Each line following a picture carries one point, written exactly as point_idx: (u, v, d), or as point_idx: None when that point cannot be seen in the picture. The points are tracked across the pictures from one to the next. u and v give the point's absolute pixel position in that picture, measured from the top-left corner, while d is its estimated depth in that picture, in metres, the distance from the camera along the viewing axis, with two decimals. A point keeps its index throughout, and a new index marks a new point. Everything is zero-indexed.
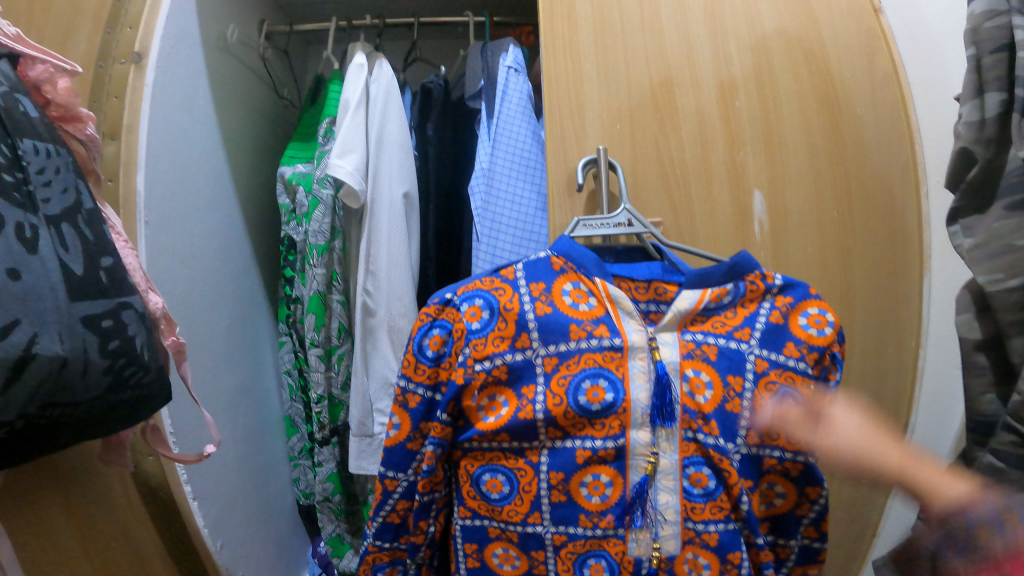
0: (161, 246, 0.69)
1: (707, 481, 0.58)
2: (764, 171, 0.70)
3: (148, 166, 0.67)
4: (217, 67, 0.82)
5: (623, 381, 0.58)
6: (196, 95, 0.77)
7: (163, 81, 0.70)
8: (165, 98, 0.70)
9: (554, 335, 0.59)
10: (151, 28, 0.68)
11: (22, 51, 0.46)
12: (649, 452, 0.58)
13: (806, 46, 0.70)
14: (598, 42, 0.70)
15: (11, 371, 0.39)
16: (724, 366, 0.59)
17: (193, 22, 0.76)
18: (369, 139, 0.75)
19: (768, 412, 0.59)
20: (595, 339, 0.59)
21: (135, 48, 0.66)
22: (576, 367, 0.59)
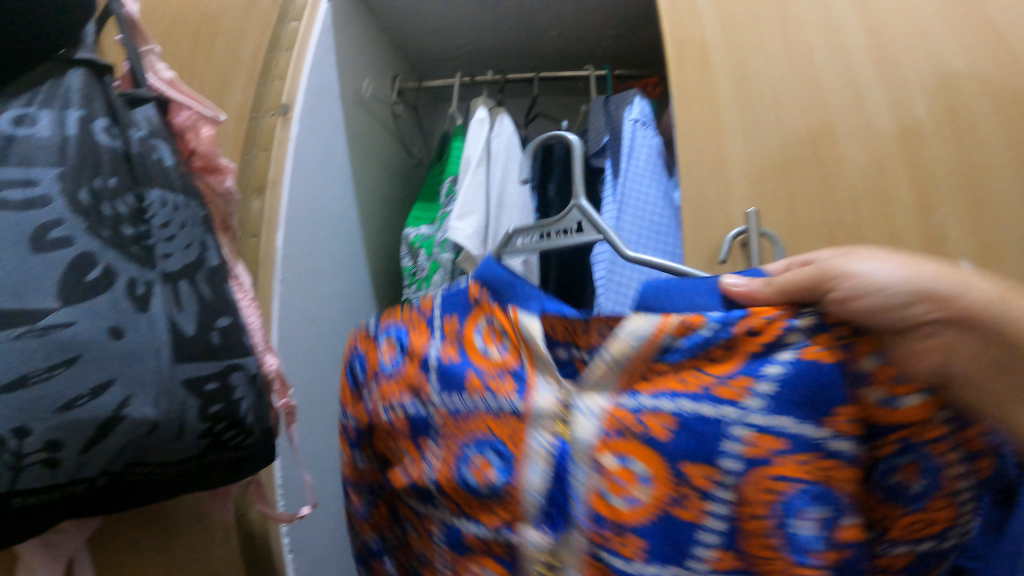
0: (294, 298, 0.69)
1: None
2: (967, 235, 0.56)
3: (289, 221, 0.68)
4: (353, 121, 0.85)
5: (515, 458, 0.38)
6: (334, 149, 0.79)
7: (306, 133, 0.72)
8: (308, 151, 0.72)
9: (463, 388, 0.41)
10: (298, 80, 0.70)
11: (172, 96, 0.42)
12: (591, 531, 0.34)
13: (1016, 80, 0.57)
14: (737, 87, 0.62)
15: (97, 433, 0.31)
16: (683, 444, 0.32)
17: (334, 77, 0.79)
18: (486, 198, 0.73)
19: (768, 522, 0.29)
20: (496, 398, 0.39)
21: (282, 99, 0.69)
22: (464, 429, 0.41)
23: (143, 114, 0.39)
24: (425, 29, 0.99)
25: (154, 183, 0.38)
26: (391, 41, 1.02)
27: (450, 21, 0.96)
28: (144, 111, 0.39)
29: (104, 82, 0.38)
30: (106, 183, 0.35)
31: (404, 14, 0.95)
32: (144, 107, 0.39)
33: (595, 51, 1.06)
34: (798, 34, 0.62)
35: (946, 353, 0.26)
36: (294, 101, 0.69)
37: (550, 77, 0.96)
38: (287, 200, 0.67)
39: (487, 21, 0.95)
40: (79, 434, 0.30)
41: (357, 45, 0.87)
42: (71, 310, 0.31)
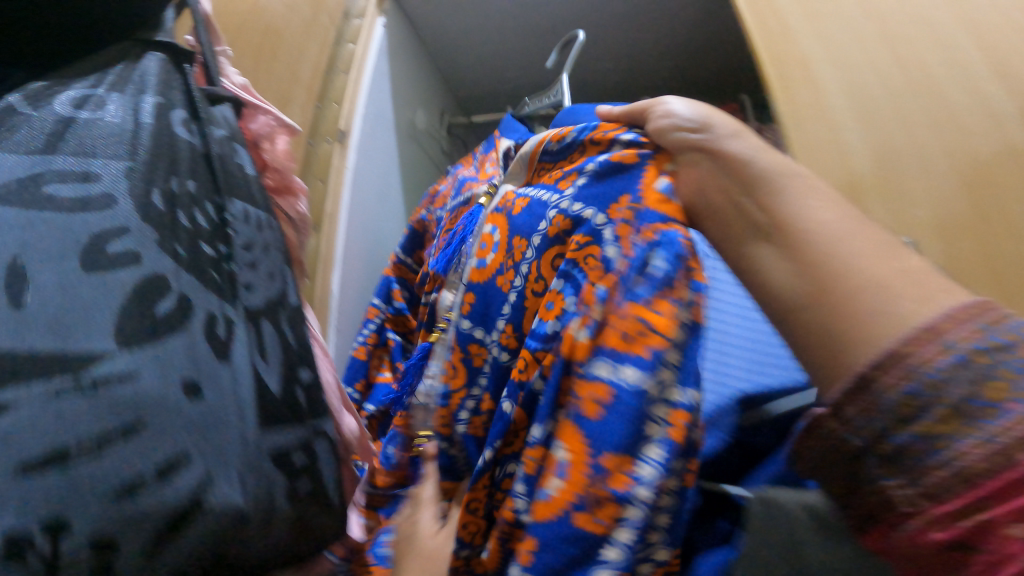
0: (347, 343, 0.61)
1: (614, 550, 0.28)
2: None
3: (345, 263, 0.61)
4: (407, 154, 0.80)
5: (581, 251, 0.37)
6: (387, 181, 0.73)
7: (363, 164, 0.66)
8: (363, 182, 0.66)
9: (545, 205, 0.42)
10: (355, 106, 0.66)
11: (248, 99, 0.37)
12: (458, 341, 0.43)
13: None
14: (855, 106, 0.53)
15: (167, 528, 0.22)
16: (637, 292, 0.32)
17: (390, 106, 0.75)
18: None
19: (619, 346, 0.31)
20: (585, 207, 0.38)
21: (340, 125, 0.63)
22: (541, 256, 0.40)
23: (222, 112, 0.33)
24: (475, 63, 0.95)
25: (235, 194, 0.32)
26: (439, 75, 0.98)
27: (503, 53, 0.92)
28: (222, 111, 0.34)
29: (182, 73, 0.33)
30: (184, 187, 0.28)
31: (456, 47, 0.91)
32: (222, 108, 0.34)
33: (646, 84, 1.02)
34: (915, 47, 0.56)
35: (726, 213, 0.29)
36: (351, 128, 0.64)
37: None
38: (341, 233, 0.60)
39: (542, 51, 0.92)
40: (138, 531, 0.22)
41: (410, 74, 0.82)
42: (136, 353, 0.23)
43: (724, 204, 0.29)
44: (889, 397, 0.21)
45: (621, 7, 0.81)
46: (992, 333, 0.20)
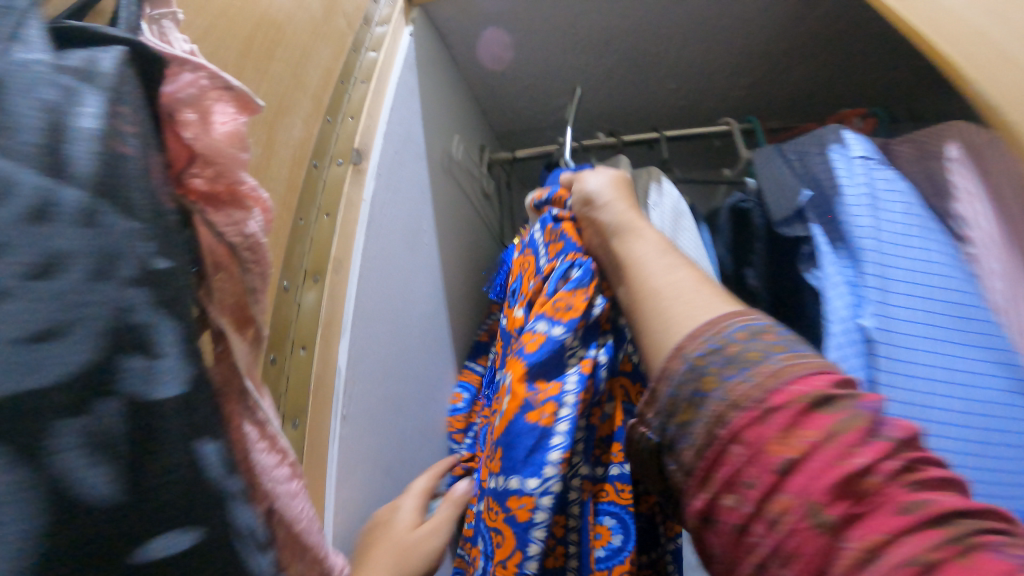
0: (360, 437, 0.44)
1: (539, 513, 0.38)
2: None
3: (359, 327, 0.44)
4: (443, 189, 0.65)
5: (546, 270, 0.50)
6: (420, 223, 0.57)
7: (386, 196, 0.51)
8: (387, 221, 0.51)
9: (546, 243, 0.52)
10: (375, 121, 0.52)
11: (163, 47, 0.22)
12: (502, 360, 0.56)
13: None
14: None
15: None
16: (539, 361, 0.42)
17: (421, 129, 0.60)
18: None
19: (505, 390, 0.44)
20: (546, 255, 0.51)
21: (355, 144, 0.49)
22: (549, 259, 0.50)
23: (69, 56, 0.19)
24: (520, 90, 0.82)
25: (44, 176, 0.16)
26: (478, 107, 0.86)
27: (554, 75, 0.79)
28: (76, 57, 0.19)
29: None
30: None
31: (497, 72, 0.79)
32: (105, 51, 0.20)
33: (721, 105, 0.87)
34: None
35: (632, 296, 0.38)
36: (370, 151, 0.50)
37: (682, 133, 0.75)
38: (355, 287, 0.44)
39: (598, 69, 0.78)
40: None
41: (445, 99, 0.70)
42: None
43: (623, 294, 0.40)
44: (664, 396, 0.31)
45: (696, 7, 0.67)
46: (711, 341, 0.30)
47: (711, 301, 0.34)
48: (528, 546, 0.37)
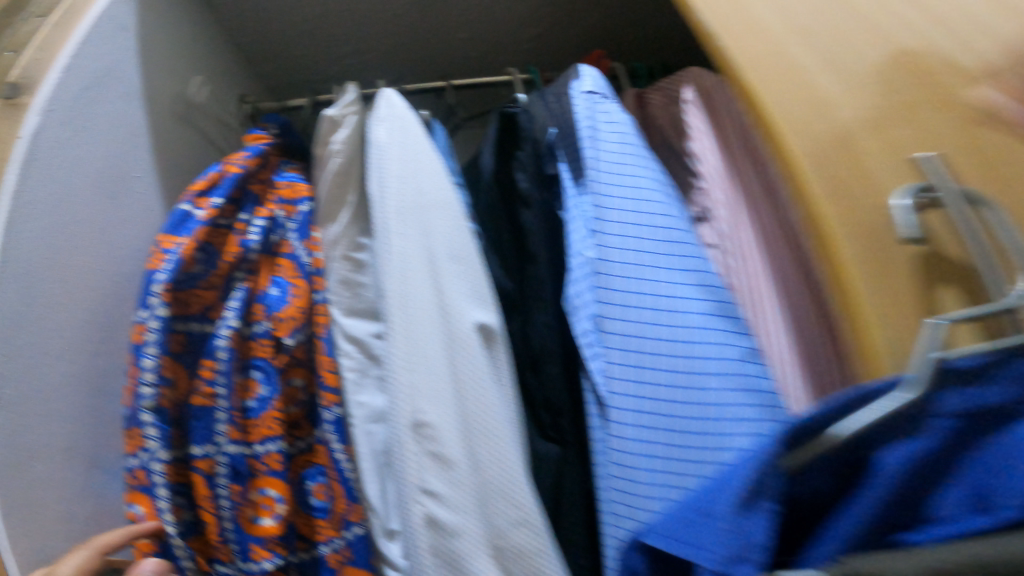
0: (29, 426, 0.36)
1: (150, 335, 0.42)
2: None
3: (12, 290, 0.35)
4: (174, 140, 0.55)
5: (224, 180, 0.48)
6: (127, 169, 0.47)
7: (64, 134, 0.40)
8: (70, 161, 0.40)
9: (236, 167, 0.49)
10: (50, 51, 0.42)
11: None
12: (212, 289, 0.45)
13: None
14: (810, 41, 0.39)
15: None
16: (254, 239, 0.47)
17: (131, 66, 0.50)
18: (399, 212, 0.44)
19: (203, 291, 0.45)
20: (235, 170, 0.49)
21: (14, 76, 0.39)
22: (228, 176, 0.48)
23: None
24: (289, 38, 0.74)
25: None
26: (241, 55, 0.76)
27: (327, 20, 0.72)
28: None
29: None
30: None
31: (260, 16, 0.70)
32: None
33: (511, 59, 0.87)
34: None
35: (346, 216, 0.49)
36: (38, 84, 0.39)
37: (463, 82, 0.73)
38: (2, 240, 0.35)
39: (379, 14, 0.73)
40: None
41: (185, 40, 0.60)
42: None
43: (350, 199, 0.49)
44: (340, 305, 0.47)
45: None
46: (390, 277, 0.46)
47: (435, 192, 0.45)
48: (215, 399, 0.43)
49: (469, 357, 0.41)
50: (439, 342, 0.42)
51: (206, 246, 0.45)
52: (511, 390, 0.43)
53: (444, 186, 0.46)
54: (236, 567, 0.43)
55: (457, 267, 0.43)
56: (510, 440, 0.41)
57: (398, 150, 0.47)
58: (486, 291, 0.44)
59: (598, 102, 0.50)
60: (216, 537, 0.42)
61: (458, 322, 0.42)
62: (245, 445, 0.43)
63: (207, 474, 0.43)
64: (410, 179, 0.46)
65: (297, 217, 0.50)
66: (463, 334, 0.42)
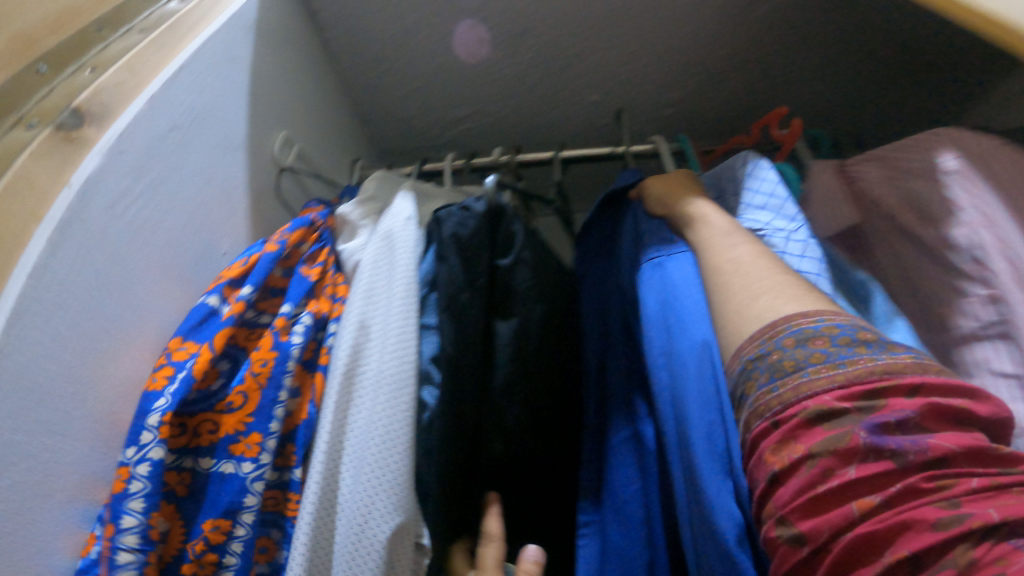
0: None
1: (134, 483, 0.27)
2: None
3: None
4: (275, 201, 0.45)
5: (266, 265, 0.36)
6: (214, 245, 0.36)
7: (130, 190, 0.29)
8: (129, 228, 0.29)
9: (282, 249, 0.37)
10: (137, 80, 0.32)
11: None
12: (234, 414, 0.31)
13: None
14: None
15: None
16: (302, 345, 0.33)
17: (240, 114, 0.40)
18: (378, 348, 0.33)
19: (238, 421, 0.31)
20: (281, 252, 0.37)
21: (73, 104, 0.29)
22: (270, 260, 0.36)
23: None
24: (408, 96, 0.66)
25: None
26: (357, 114, 0.68)
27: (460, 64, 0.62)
28: None
29: None
30: None
31: (381, 68, 0.62)
32: None
33: (653, 125, 0.75)
34: None
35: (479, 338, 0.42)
36: (112, 118, 0.29)
37: (590, 151, 0.61)
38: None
39: (508, 74, 0.64)
40: None
41: (301, 90, 0.52)
42: None
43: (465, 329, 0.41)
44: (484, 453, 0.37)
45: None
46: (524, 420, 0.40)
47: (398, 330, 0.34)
48: (222, 569, 0.29)
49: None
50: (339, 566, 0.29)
51: (232, 350, 0.33)
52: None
53: (393, 310, 0.34)
54: None
55: (373, 459, 0.30)
56: None
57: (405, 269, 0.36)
58: (411, 492, 0.31)
59: (777, 227, 0.38)
60: None
61: (362, 537, 0.29)
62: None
63: None
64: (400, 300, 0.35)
65: None
66: (360, 556, 0.29)
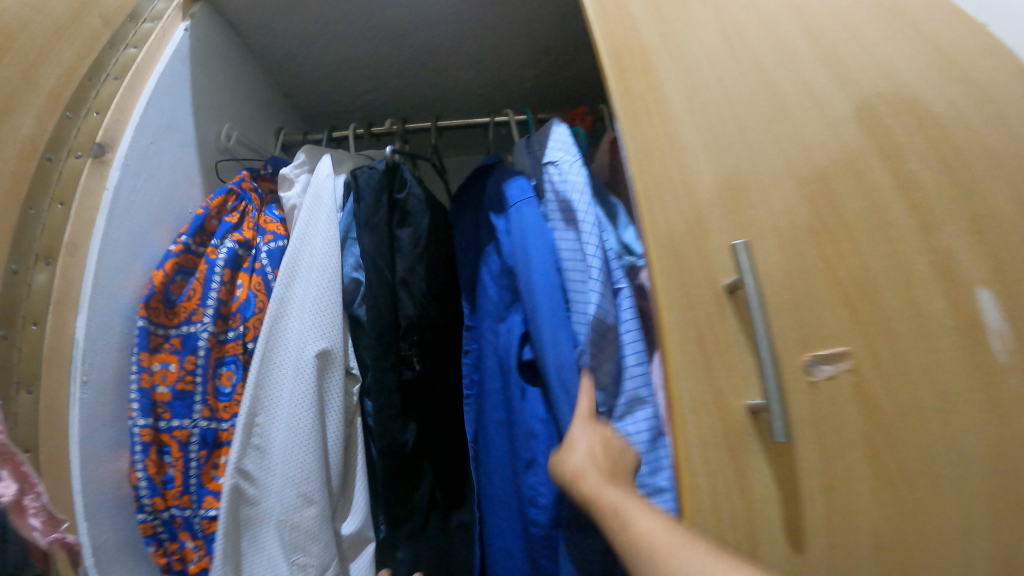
0: (108, 394, 0.49)
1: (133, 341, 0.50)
2: (979, 257, 0.50)
3: (101, 307, 0.48)
4: (215, 172, 0.68)
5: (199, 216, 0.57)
6: (184, 205, 0.60)
7: (136, 184, 0.53)
8: (137, 205, 0.53)
9: (215, 207, 0.58)
10: (124, 114, 0.55)
11: None
12: (190, 303, 0.53)
13: (915, 113, 0.56)
14: (703, 132, 0.53)
15: None
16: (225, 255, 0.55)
17: (186, 117, 0.63)
18: (308, 250, 0.56)
19: (196, 305, 0.53)
20: (215, 209, 0.58)
21: (98, 138, 0.52)
22: (201, 213, 0.57)
23: None
24: (317, 78, 0.87)
25: None
26: (280, 92, 0.89)
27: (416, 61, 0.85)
28: None
29: None
30: None
31: (293, 61, 0.83)
32: None
33: (515, 93, 0.98)
34: (736, 46, 0.59)
35: None
36: (117, 144, 0.53)
37: (453, 122, 0.85)
38: (94, 270, 0.48)
39: (392, 65, 0.86)
40: None
41: (228, 89, 0.73)
42: None
43: None
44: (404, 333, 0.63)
45: (468, 13, 0.76)
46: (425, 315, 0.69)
47: (321, 240, 0.56)
48: (195, 386, 0.51)
49: (305, 381, 0.50)
50: (288, 371, 0.51)
51: (185, 268, 0.55)
52: (338, 410, 0.53)
53: (319, 230, 0.56)
54: (191, 514, 0.50)
55: (306, 311, 0.52)
56: (304, 425, 0.49)
57: (327, 204, 0.58)
58: (331, 332, 0.53)
59: (566, 158, 0.62)
60: (178, 489, 0.50)
61: (299, 354, 0.51)
62: (213, 422, 0.51)
63: (183, 440, 0.50)
64: (323, 222, 0.57)
65: (268, 245, 0.59)
66: (301, 366, 0.51)
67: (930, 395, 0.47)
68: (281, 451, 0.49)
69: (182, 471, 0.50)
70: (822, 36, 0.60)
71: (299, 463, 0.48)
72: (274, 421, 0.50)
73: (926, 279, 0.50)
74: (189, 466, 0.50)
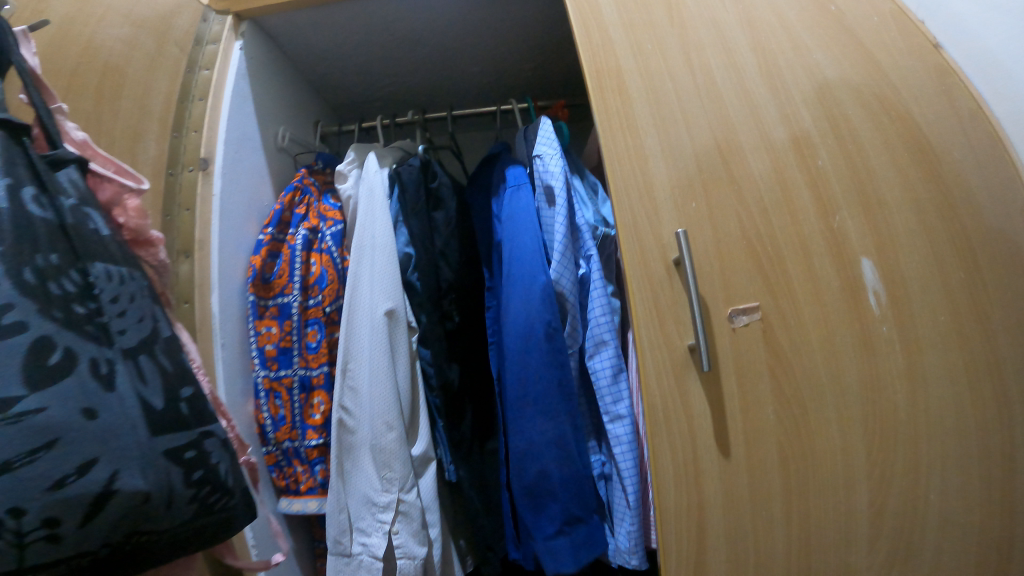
0: (235, 346, 0.68)
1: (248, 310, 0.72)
2: (864, 233, 0.68)
3: (223, 284, 0.67)
4: (276, 168, 0.84)
5: (278, 212, 0.77)
6: (263, 199, 0.78)
7: (230, 188, 0.70)
8: (235, 205, 0.71)
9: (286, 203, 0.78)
10: (214, 131, 0.70)
11: (97, 171, 0.48)
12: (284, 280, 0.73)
13: (832, 117, 0.71)
14: (661, 140, 0.69)
15: (95, 504, 0.37)
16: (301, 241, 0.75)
17: (252, 124, 0.79)
18: (368, 233, 0.73)
19: (286, 280, 0.73)
20: (287, 205, 0.79)
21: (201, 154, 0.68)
22: (278, 210, 0.77)
23: (68, 178, 0.44)
24: (344, 76, 1.01)
25: (96, 257, 0.44)
26: (313, 88, 1.02)
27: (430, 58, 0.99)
28: (71, 178, 0.44)
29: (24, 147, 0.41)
30: (48, 260, 0.39)
31: (324, 64, 0.96)
32: (74, 172, 0.45)
33: (515, 80, 1.11)
34: (693, 59, 0.72)
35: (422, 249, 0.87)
36: (214, 157, 0.69)
37: (465, 111, 0.98)
38: (217, 257, 0.66)
39: (408, 63, 1.00)
40: (80, 506, 0.36)
41: (276, 94, 0.88)
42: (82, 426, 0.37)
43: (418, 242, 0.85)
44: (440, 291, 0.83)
45: (472, 23, 0.90)
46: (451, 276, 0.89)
47: (380, 224, 0.73)
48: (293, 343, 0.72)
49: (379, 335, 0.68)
50: (365, 327, 0.69)
51: (272, 254, 0.75)
52: (405, 358, 0.70)
53: (376, 216, 0.74)
54: (298, 444, 0.70)
55: (375, 281, 0.70)
56: (382, 368, 0.67)
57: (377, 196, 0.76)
58: (394, 298, 0.70)
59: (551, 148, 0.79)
60: (289, 422, 0.71)
61: (373, 313, 0.69)
62: (307, 369, 0.71)
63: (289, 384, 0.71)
64: (377, 211, 0.74)
65: (330, 229, 0.77)
66: (375, 323, 0.69)
67: (819, 336, 0.66)
68: (367, 388, 0.66)
69: (290, 407, 0.71)
70: (768, 48, 0.73)
71: (382, 399, 0.66)
72: (360, 367, 0.68)
73: (824, 251, 0.68)
74: (295, 402, 0.71)
